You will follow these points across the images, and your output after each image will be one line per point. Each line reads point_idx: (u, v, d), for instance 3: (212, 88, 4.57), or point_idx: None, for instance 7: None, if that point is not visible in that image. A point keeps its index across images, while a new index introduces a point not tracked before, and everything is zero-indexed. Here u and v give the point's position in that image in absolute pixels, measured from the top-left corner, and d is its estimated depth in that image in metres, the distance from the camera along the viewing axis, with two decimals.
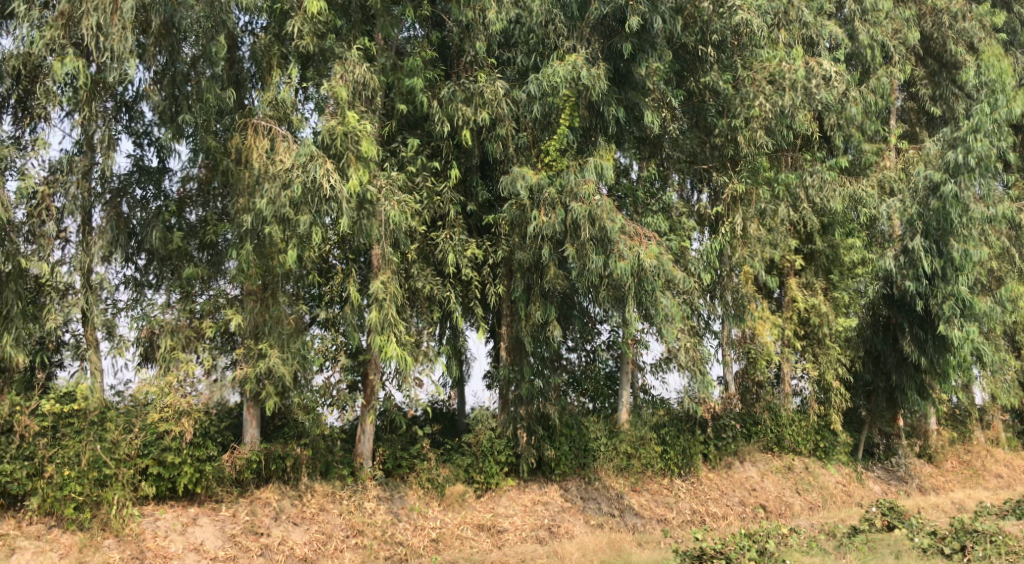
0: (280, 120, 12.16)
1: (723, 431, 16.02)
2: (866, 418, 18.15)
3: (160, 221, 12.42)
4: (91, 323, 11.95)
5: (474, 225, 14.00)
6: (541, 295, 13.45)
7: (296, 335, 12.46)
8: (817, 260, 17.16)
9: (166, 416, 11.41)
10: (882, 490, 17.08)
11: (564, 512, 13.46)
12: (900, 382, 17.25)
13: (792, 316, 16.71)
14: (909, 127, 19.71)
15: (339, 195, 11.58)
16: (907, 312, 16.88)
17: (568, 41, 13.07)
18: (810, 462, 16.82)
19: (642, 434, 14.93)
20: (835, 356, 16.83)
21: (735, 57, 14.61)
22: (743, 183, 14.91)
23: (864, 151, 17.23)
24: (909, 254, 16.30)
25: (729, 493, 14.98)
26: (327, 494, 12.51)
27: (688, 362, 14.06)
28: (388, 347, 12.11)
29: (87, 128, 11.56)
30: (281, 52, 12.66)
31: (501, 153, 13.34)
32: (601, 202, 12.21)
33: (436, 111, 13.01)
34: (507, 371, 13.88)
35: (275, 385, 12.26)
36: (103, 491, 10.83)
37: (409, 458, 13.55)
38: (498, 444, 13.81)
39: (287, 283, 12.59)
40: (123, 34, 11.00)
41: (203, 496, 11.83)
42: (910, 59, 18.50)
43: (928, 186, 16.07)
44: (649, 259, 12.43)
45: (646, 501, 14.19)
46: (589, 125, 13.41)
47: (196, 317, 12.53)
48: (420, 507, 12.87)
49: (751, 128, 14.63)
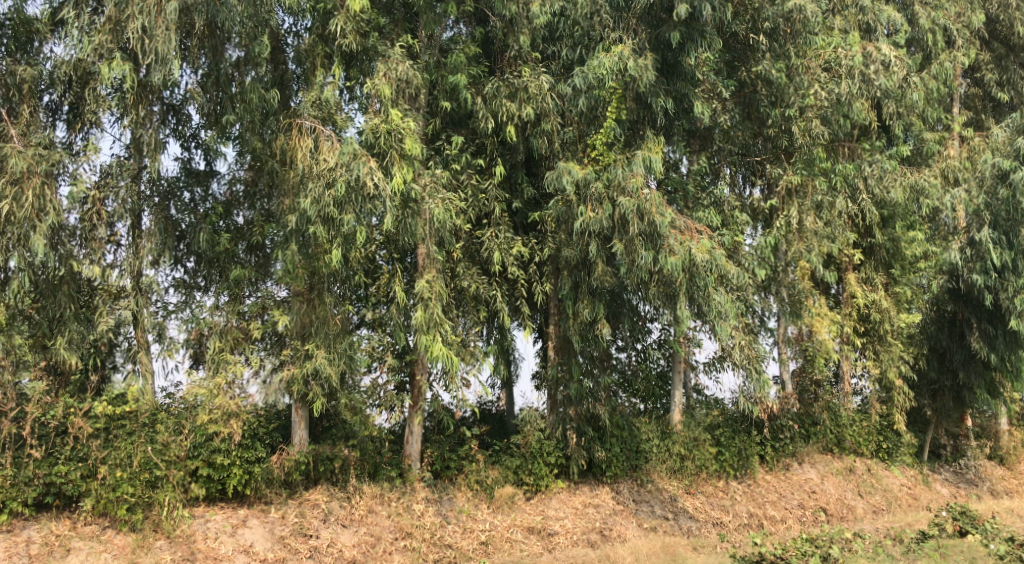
0: (324, 120, 12.01)
1: (780, 432, 15.56)
2: (932, 418, 17.41)
3: (208, 223, 12.40)
4: (141, 326, 11.97)
5: (520, 222, 13.78)
6: (590, 292, 13.17)
7: (342, 336, 12.39)
8: (877, 254, 16.57)
9: (215, 418, 11.39)
10: (951, 493, 16.36)
11: (617, 514, 13.13)
12: (968, 380, 16.50)
13: (851, 313, 16.10)
14: (974, 114, 18.88)
15: (382, 193, 11.44)
16: (975, 308, 16.10)
17: (613, 32, 12.81)
18: (873, 464, 16.18)
19: (696, 436, 14.46)
20: (898, 353, 16.22)
21: (788, 46, 13.89)
22: (798, 175, 14.49)
23: (927, 140, 16.61)
24: (976, 247, 15.51)
25: (787, 496, 14.44)
26: (375, 495, 12.31)
27: (742, 361, 13.67)
28: (434, 347, 11.93)
29: (136, 132, 11.64)
30: (325, 51, 12.56)
31: (546, 148, 13.13)
32: (650, 196, 11.89)
33: (481, 109, 12.82)
34: (555, 370, 13.66)
35: (322, 386, 12.30)
36: (154, 493, 10.85)
37: (457, 459, 13.42)
38: (547, 445, 13.53)
39: (334, 284, 12.47)
40: (167, 35, 10.86)
41: (252, 497, 11.83)
42: (975, 43, 17.73)
43: (996, 175, 15.34)
44: (700, 254, 12.07)
45: (702, 504, 13.72)
46: (637, 118, 13.11)
47: (244, 318, 12.57)
48: (469, 509, 12.66)
49: (806, 118, 14.39)
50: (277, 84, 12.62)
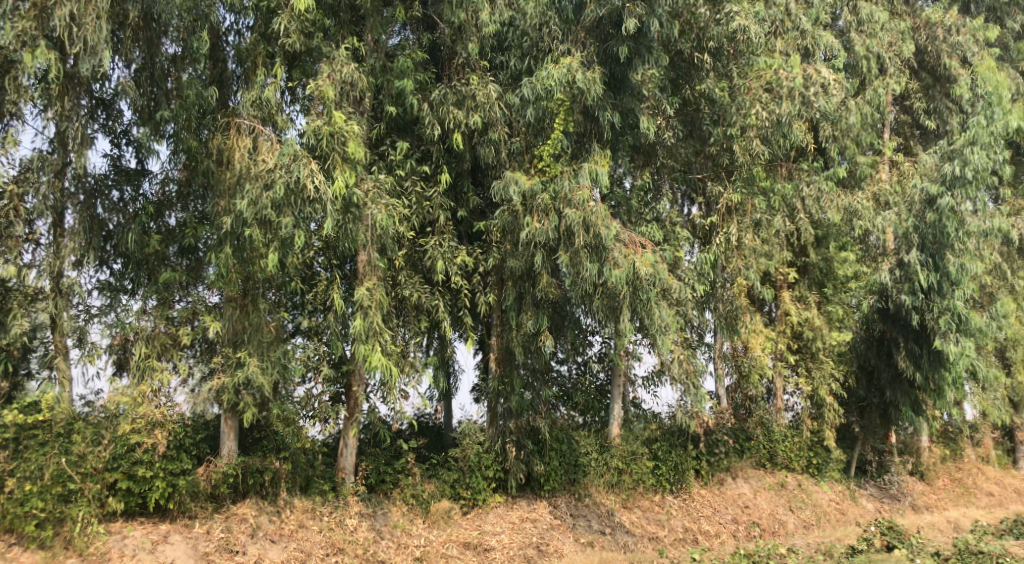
0: (264, 120, 11.68)
1: (715, 447, 15.57)
2: (860, 434, 17.78)
3: (137, 223, 11.91)
4: (61, 330, 11.36)
5: (465, 231, 13.58)
6: (533, 304, 13.05)
7: (276, 344, 11.98)
8: (811, 273, 17.16)
9: (137, 428, 10.93)
10: (876, 508, 16.72)
11: (554, 529, 12.98)
12: (894, 398, 16.91)
13: (785, 331, 16.51)
14: (903, 140, 19.49)
15: (323, 196, 11.15)
16: (902, 327, 16.53)
17: (562, 44, 12.80)
18: (803, 479, 16.41)
19: (634, 449, 14.43)
20: (829, 371, 16.51)
21: (731, 66, 14.28)
22: (738, 193, 14.63)
23: (860, 163, 17.09)
24: (905, 268, 16.05)
25: (722, 511, 14.56)
26: (306, 510, 11.92)
27: (682, 375, 13.71)
28: (372, 356, 11.65)
29: (60, 125, 11.00)
30: (267, 51, 12.05)
31: (493, 158, 12.98)
32: (597, 209, 11.83)
33: (427, 115, 12.60)
34: (497, 383, 13.49)
35: (253, 395, 11.82)
36: (67, 508, 10.28)
37: (393, 473, 13.07)
38: (486, 459, 13.32)
39: (269, 290, 12.12)
40: (97, 24, 10.45)
41: (175, 512, 11.20)
42: (905, 72, 18.32)
43: (924, 200, 15.86)
44: (644, 268, 12.02)
45: (638, 518, 13.70)
46: (584, 130, 13.05)
47: (173, 323, 11.96)
48: (404, 524, 12.32)
49: (747, 137, 14.35)
50: (215, 82, 12.16)
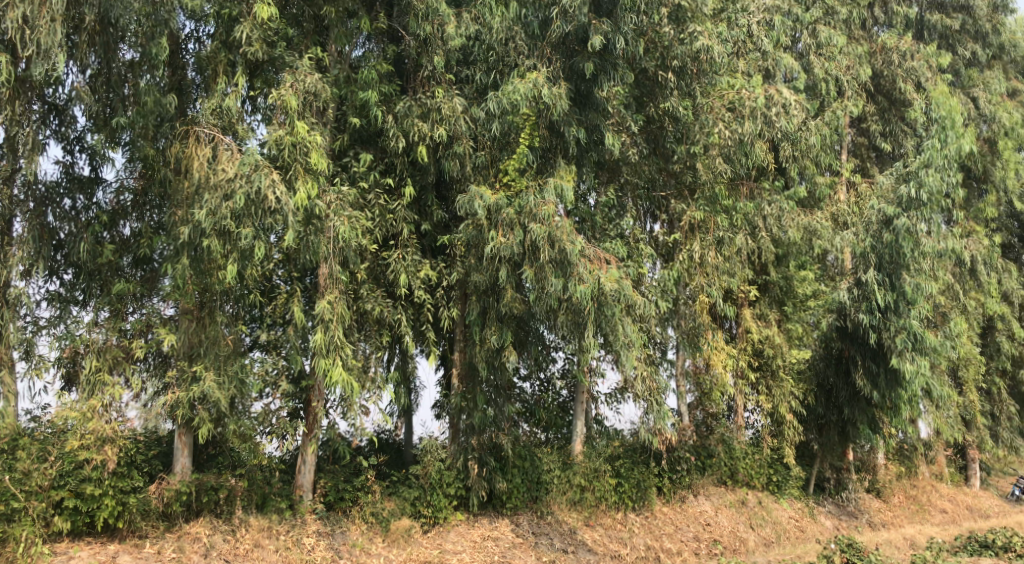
0: (224, 129, 11.43)
1: (678, 464, 15.62)
2: (818, 452, 17.92)
3: (90, 232, 11.56)
4: (6, 342, 10.96)
5: (428, 245, 13.45)
6: (497, 319, 12.91)
7: (233, 357, 11.69)
8: (771, 291, 17.18)
9: (86, 444, 10.59)
10: (834, 525, 16.83)
11: (516, 547, 12.82)
12: (852, 415, 17.07)
13: (746, 348, 16.53)
14: (860, 162, 19.81)
15: (284, 207, 10.90)
16: (860, 345, 16.67)
17: (528, 59, 12.73)
18: (763, 496, 16.47)
19: (597, 467, 14.31)
20: (789, 389, 16.67)
21: (694, 85, 14.22)
22: (701, 211, 14.77)
23: (819, 184, 17.32)
24: (862, 287, 16.25)
25: (683, 528, 14.55)
26: (262, 528, 11.57)
27: (644, 392, 13.69)
28: (333, 372, 11.50)
29: (10, 130, 10.67)
30: (228, 59, 11.81)
31: (458, 171, 12.75)
32: (561, 224, 11.82)
33: (392, 127, 12.44)
34: (459, 399, 13.33)
35: (209, 410, 11.48)
36: (10, 527, 9.87)
37: (352, 490, 12.81)
38: (447, 476, 13.17)
39: (226, 302, 11.81)
40: (51, 27, 10.13)
41: (125, 531, 10.85)
42: (862, 95, 18.65)
43: (881, 221, 16.00)
44: (609, 283, 12.03)
45: (600, 536, 13.59)
46: (549, 145, 13.00)
47: (125, 336, 11.64)
48: (364, 543, 12.08)
49: (710, 156, 14.53)
50: (174, 89, 11.86)
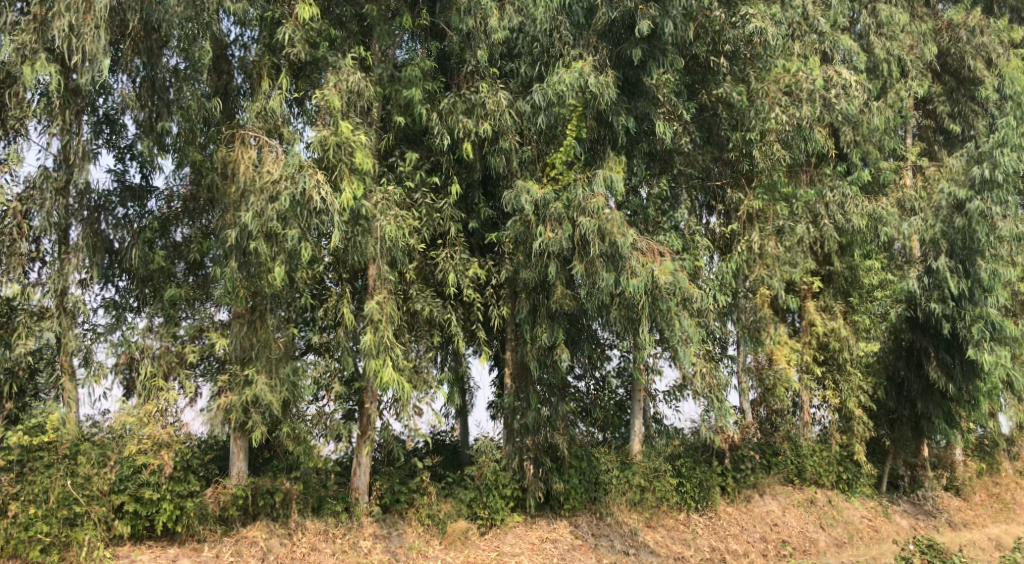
0: (270, 132, 11.47)
1: (741, 462, 15.03)
2: (891, 448, 17.20)
3: (142, 239, 11.68)
4: (65, 349, 11.04)
5: (477, 243, 13.22)
6: (548, 316, 12.69)
7: (286, 360, 11.65)
8: (835, 282, 16.50)
9: (143, 448, 10.65)
10: (911, 525, 16.04)
11: (575, 550, 12.51)
12: (926, 410, 16.30)
13: (811, 341, 16.00)
14: (926, 145, 18.94)
15: (330, 208, 10.89)
16: (932, 336, 15.95)
17: (573, 49, 12.46)
18: (834, 495, 15.80)
19: (657, 466, 13.95)
20: (857, 383, 16.03)
21: (749, 70, 13.91)
22: (759, 200, 14.32)
23: (883, 169, 16.59)
24: (933, 275, 15.48)
25: (750, 529, 14.01)
26: (319, 532, 11.53)
27: (704, 389, 13.40)
28: (383, 372, 11.39)
29: (63, 139, 10.74)
30: (273, 62, 11.85)
31: (504, 167, 12.63)
32: (612, 216, 11.47)
33: (436, 124, 12.32)
34: (512, 399, 13.11)
35: (262, 414, 11.49)
36: (73, 531, 10.01)
37: (407, 492, 12.63)
38: (503, 477, 12.92)
39: (277, 307, 11.78)
40: (96, 34, 10.29)
41: (184, 535, 10.88)
42: (927, 75, 17.82)
43: (952, 204, 15.32)
44: (664, 277, 11.68)
45: (662, 537, 13.19)
46: (597, 137, 12.67)
47: (179, 342, 11.68)
48: (420, 546, 11.94)
49: (767, 142, 14.04)
50: (219, 95, 11.95)
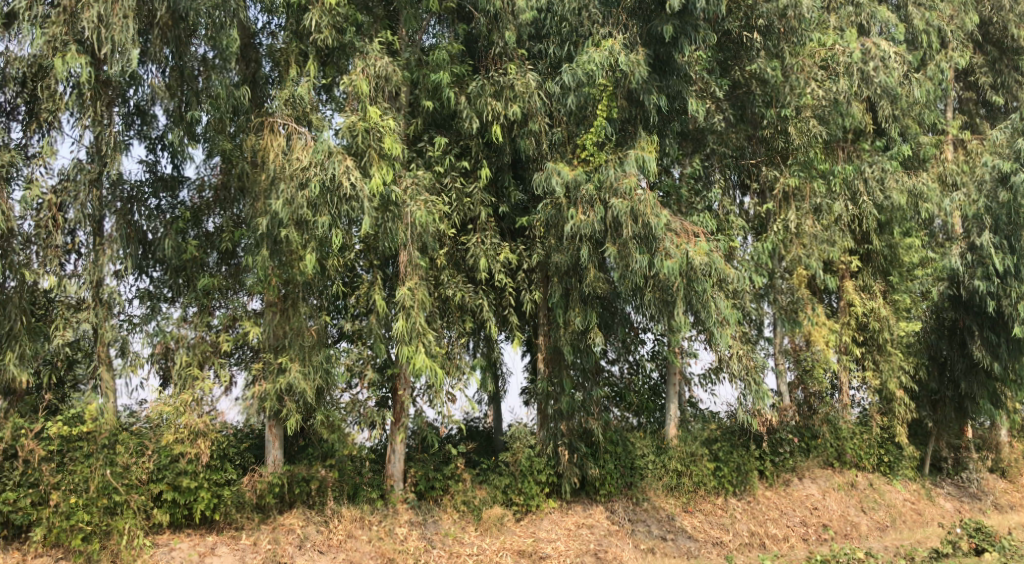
0: (299, 119, 11.38)
1: (780, 446, 14.91)
2: (933, 430, 16.77)
3: (175, 229, 11.74)
4: (102, 340, 11.11)
5: (507, 228, 13.13)
6: (581, 300, 12.55)
7: (319, 347, 11.63)
8: (874, 261, 15.94)
9: (181, 437, 10.72)
10: (955, 508, 15.73)
11: (612, 535, 12.39)
12: (970, 390, 15.98)
13: (849, 322, 15.61)
14: (968, 118, 18.44)
15: (359, 194, 10.74)
16: (976, 314, 15.61)
17: (603, 28, 12.23)
18: (875, 478, 15.54)
19: (693, 450, 13.82)
20: (898, 364, 15.70)
21: (783, 45, 13.34)
22: (795, 177, 13.97)
23: (923, 144, 16.16)
24: (977, 252, 15.07)
25: (789, 513, 13.80)
26: (355, 519, 11.51)
27: (741, 372, 13.18)
28: (416, 358, 11.27)
29: (95, 130, 10.75)
30: (300, 49, 11.82)
31: (534, 149, 12.48)
32: (645, 197, 11.28)
33: (465, 108, 12.16)
34: (546, 385, 12.98)
35: (297, 402, 11.50)
36: (113, 520, 10.07)
37: (442, 479, 12.63)
38: (538, 463, 12.85)
39: (310, 294, 11.74)
40: (124, 23, 10.30)
41: (221, 523, 10.98)
42: (968, 46, 17.31)
43: (996, 178, 14.89)
44: (699, 257, 11.49)
45: (700, 523, 13.05)
46: (628, 117, 12.48)
47: (213, 331, 11.73)
48: (456, 532, 11.89)
49: (803, 118, 13.85)
50: (248, 83, 11.90)
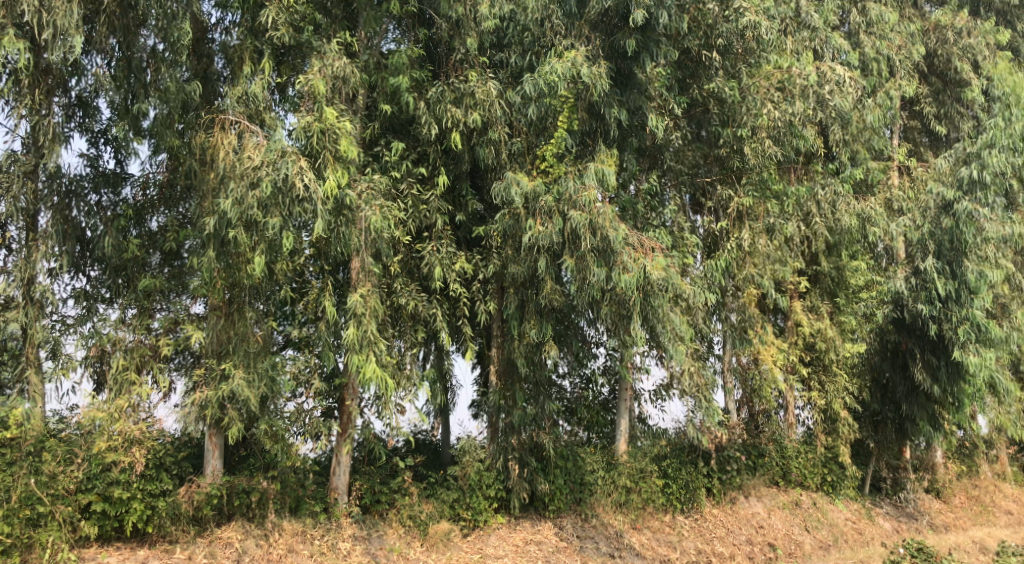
0: (251, 117, 11.05)
1: (727, 464, 14.84)
2: (874, 450, 17.07)
3: (116, 227, 11.17)
4: (32, 341, 10.56)
5: (463, 237, 12.89)
6: (537, 312, 12.37)
7: (264, 354, 11.21)
8: (822, 282, 16.34)
9: (114, 445, 10.17)
10: (894, 528, 15.92)
11: (560, 552, 12.23)
12: (911, 412, 16.17)
13: (796, 342, 15.85)
14: (912, 146, 18.91)
15: (314, 195, 10.45)
16: (918, 337, 15.86)
17: (565, 39, 12.10)
18: (818, 497, 15.65)
19: (643, 467, 13.69)
20: (843, 384, 15.94)
21: (740, 65, 13.72)
22: (749, 197, 14.14)
23: (872, 169, 16.48)
24: (921, 276, 15.40)
25: (735, 531, 13.81)
26: (296, 533, 11.10)
27: (691, 388, 13.25)
28: (366, 367, 11.01)
29: (32, 121, 10.25)
30: (255, 45, 11.41)
31: (493, 158, 12.29)
32: (604, 210, 11.19)
33: (424, 113, 11.97)
34: (497, 397, 12.77)
35: (239, 410, 11.07)
36: (36, 532, 9.50)
37: (388, 493, 12.29)
38: (487, 477, 12.60)
39: (256, 299, 11.32)
40: (67, 8, 9.81)
41: (155, 536, 10.44)
42: (915, 76, 17.77)
43: (939, 206, 15.26)
44: (656, 272, 11.42)
45: (648, 540, 12.93)
46: (589, 129, 12.41)
47: (153, 334, 11.21)
48: (402, 548, 11.59)
49: (758, 138, 13.84)
50: (198, 78, 11.43)
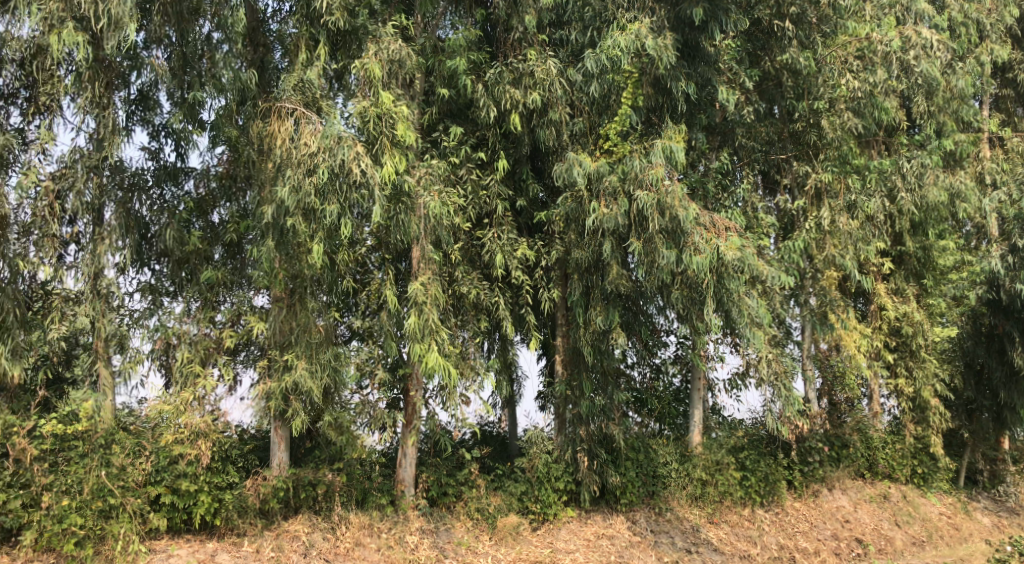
0: (308, 104, 10.69)
1: (809, 455, 14.09)
2: (968, 441, 16.08)
3: (178, 219, 11.14)
4: (101, 334, 10.56)
5: (525, 223, 12.56)
6: (603, 298, 11.92)
7: (327, 344, 11.01)
8: (907, 264, 15.45)
9: (180, 438, 10.17)
10: (993, 523, 14.96)
11: (634, 547, 11.74)
12: (1010, 400, 15.29)
13: (880, 326, 14.96)
14: (1006, 116, 17.80)
15: (370, 180, 10.16)
16: (1018, 320, 14.77)
17: (627, 12, 11.43)
18: (908, 490, 14.84)
19: (718, 459, 13.19)
20: (932, 370, 15.03)
21: (814, 35, 12.90)
22: (829, 172, 13.56)
23: (961, 141, 15.50)
24: (1019, 253, 14.03)
25: (819, 525, 13.09)
26: (363, 526, 10.92)
27: (769, 376, 12.55)
28: (428, 356, 10.68)
29: (95, 114, 10.23)
30: (310, 35, 11.25)
31: (554, 140, 11.93)
32: (673, 189, 10.64)
33: (482, 96, 11.65)
34: (564, 388, 12.38)
35: (303, 402, 10.87)
36: (108, 524, 9.47)
37: (455, 485, 12.02)
38: (556, 469, 12.25)
39: (319, 290, 11.13)
40: None
41: (223, 529, 10.35)
42: (1007, 41, 16.66)
43: None
44: (731, 253, 10.86)
45: (727, 535, 12.38)
46: (654, 105, 11.91)
47: (217, 326, 11.16)
48: (470, 542, 11.31)
49: (837, 111, 13.49)
50: (255, 67, 11.33)
